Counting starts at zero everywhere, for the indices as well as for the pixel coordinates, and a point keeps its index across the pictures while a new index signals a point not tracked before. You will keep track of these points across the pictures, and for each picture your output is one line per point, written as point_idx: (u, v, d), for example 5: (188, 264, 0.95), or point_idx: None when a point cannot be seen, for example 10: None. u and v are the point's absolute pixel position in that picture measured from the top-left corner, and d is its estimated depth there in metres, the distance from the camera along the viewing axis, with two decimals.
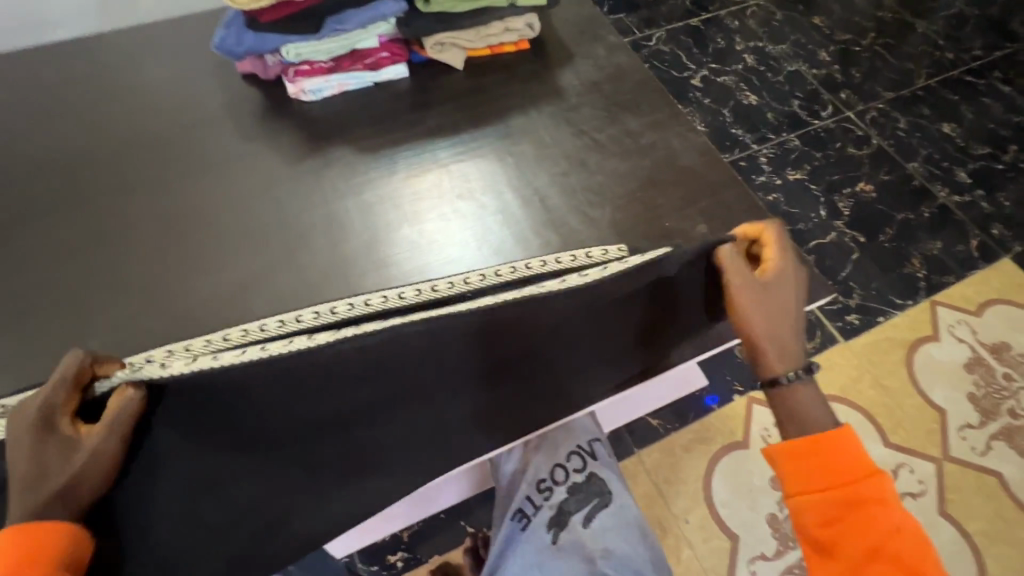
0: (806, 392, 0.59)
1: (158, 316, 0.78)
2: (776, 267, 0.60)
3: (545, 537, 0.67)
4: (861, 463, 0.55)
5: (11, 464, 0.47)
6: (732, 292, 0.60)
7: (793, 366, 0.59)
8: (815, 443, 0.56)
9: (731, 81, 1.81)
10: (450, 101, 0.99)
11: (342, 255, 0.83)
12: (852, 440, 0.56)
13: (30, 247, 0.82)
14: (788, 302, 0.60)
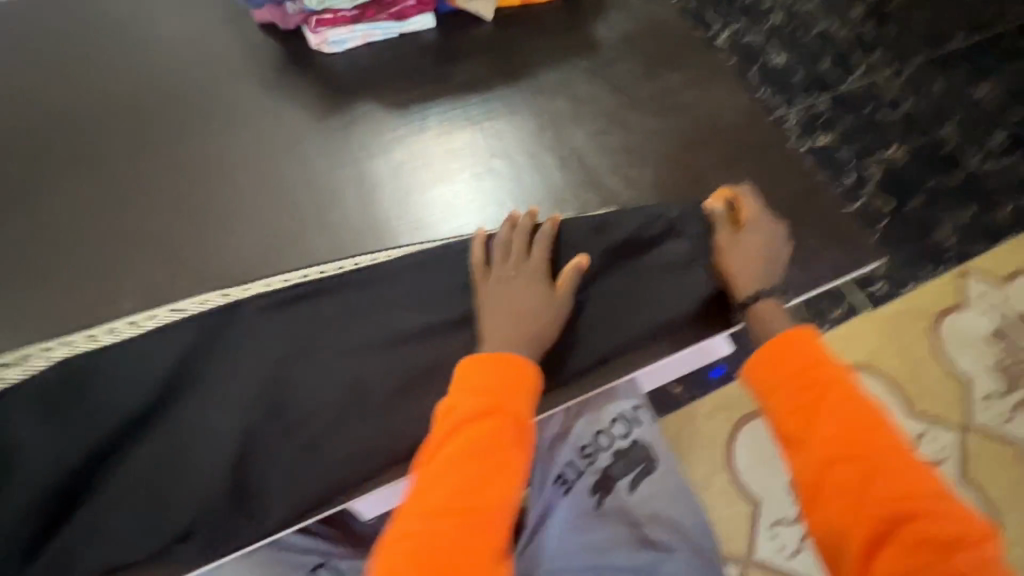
0: (770, 309, 0.67)
1: (185, 279, 0.75)
2: (752, 213, 0.72)
3: (589, 502, 0.67)
4: (814, 351, 0.63)
5: (537, 311, 0.64)
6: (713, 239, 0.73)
7: (757, 291, 0.68)
8: (777, 342, 0.63)
9: (760, 39, 1.73)
10: (480, 55, 0.93)
11: (372, 216, 0.80)
12: (808, 334, 0.64)
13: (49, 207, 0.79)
14: (760, 247, 0.70)
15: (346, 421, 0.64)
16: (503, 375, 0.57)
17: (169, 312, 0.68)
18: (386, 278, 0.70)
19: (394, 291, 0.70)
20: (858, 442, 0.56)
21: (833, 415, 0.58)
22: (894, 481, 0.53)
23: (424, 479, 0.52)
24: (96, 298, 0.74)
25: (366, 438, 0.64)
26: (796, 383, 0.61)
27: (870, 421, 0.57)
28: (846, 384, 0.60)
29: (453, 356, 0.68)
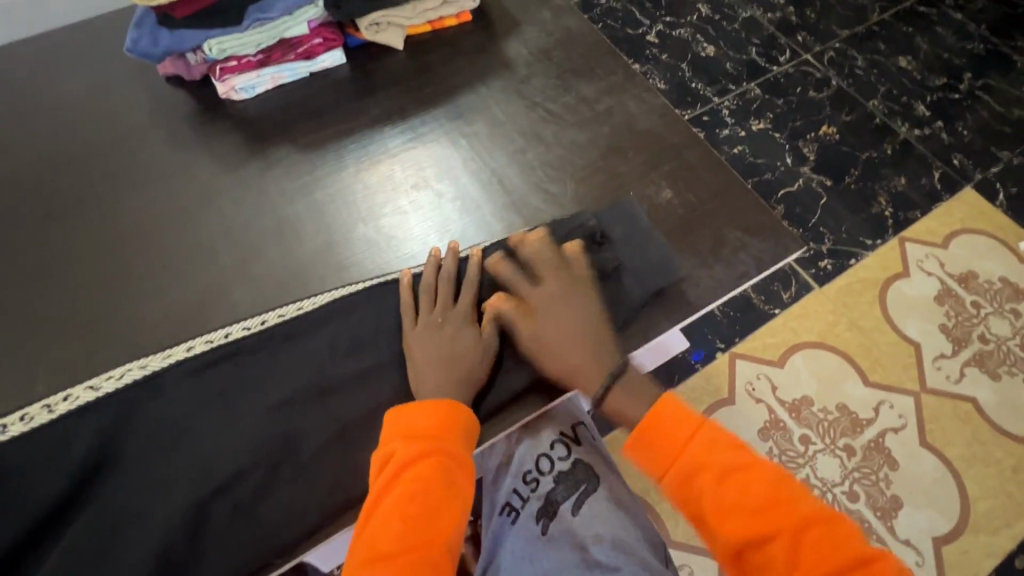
0: (628, 398, 0.66)
1: (106, 349, 0.73)
2: (544, 274, 0.69)
3: (534, 529, 0.65)
4: (681, 422, 0.62)
5: (471, 356, 0.65)
6: (519, 294, 0.69)
7: (599, 383, 0.66)
8: (644, 431, 0.62)
9: (686, 34, 1.76)
10: (393, 85, 0.93)
11: (297, 262, 0.79)
12: (669, 404, 0.63)
13: None
14: (560, 316, 0.67)
15: (275, 476, 0.62)
16: (441, 418, 0.60)
17: (86, 390, 0.63)
18: (310, 326, 0.69)
19: (317, 339, 0.68)
20: (742, 494, 0.57)
21: (717, 479, 0.58)
22: (782, 535, 0.54)
23: (371, 530, 0.55)
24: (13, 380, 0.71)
25: (299, 495, 0.62)
26: (685, 477, 0.59)
27: (744, 480, 0.57)
28: (720, 453, 0.59)
29: (384, 399, 0.66)
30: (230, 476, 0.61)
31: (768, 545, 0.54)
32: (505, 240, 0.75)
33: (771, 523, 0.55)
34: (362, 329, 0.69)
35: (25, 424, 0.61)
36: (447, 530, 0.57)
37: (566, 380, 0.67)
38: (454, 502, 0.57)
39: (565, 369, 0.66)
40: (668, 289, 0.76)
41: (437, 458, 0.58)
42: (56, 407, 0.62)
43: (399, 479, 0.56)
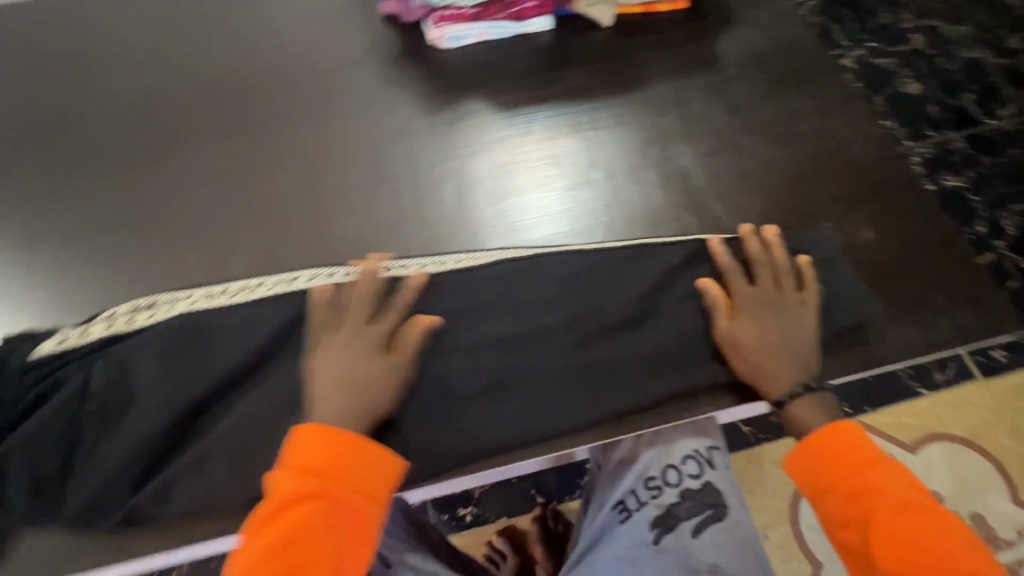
0: (809, 411, 0.62)
1: (290, 251, 0.78)
2: (762, 274, 0.66)
3: (646, 535, 0.64)
4: (863, 450, 0.59)
5: (374, 383, 0.60)
6: (730, 285, 0.66)
7: (782, 392, 0.63)
8: (817, 443, 0.60)
9: (891, 64, 1.54)
10: (593, 61, 0.91)
11: (469, 214, 0.80)
12: (853, 429, 0.60)
13: (176, 165, 0.84)
14: (766, 325, 0.64)
15: (425, 412, 0.64)
16: (336, 451, 0.57)
17: (285, 280, 0.72)
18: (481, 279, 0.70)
19: (485, 292, 0.70)
20: (917, 537, 0.54)
21: (892, 514, 0.55)
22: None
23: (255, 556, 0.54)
24: (211, 259, 0.78)
25: (443, 434, 0.64)
26: (850, 495, 0.57)
27: (919, 518, 0.55)
28: (897, 489, 0.57)
29: (534, 367, 0.66)
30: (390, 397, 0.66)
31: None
32: (680, 242, 0.72)
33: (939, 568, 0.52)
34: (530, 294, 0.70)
35: (231, 299, 0.71)
36: None
37: (753, 381, 0.64)
38: (323, 547, 0.54)
39: (759, 369, 0.63)
40: (850, 338, 0.70)
41: (321, 497, 0.55)
42: (257, 293, 0.71)
43: (295, 510, 0.54)
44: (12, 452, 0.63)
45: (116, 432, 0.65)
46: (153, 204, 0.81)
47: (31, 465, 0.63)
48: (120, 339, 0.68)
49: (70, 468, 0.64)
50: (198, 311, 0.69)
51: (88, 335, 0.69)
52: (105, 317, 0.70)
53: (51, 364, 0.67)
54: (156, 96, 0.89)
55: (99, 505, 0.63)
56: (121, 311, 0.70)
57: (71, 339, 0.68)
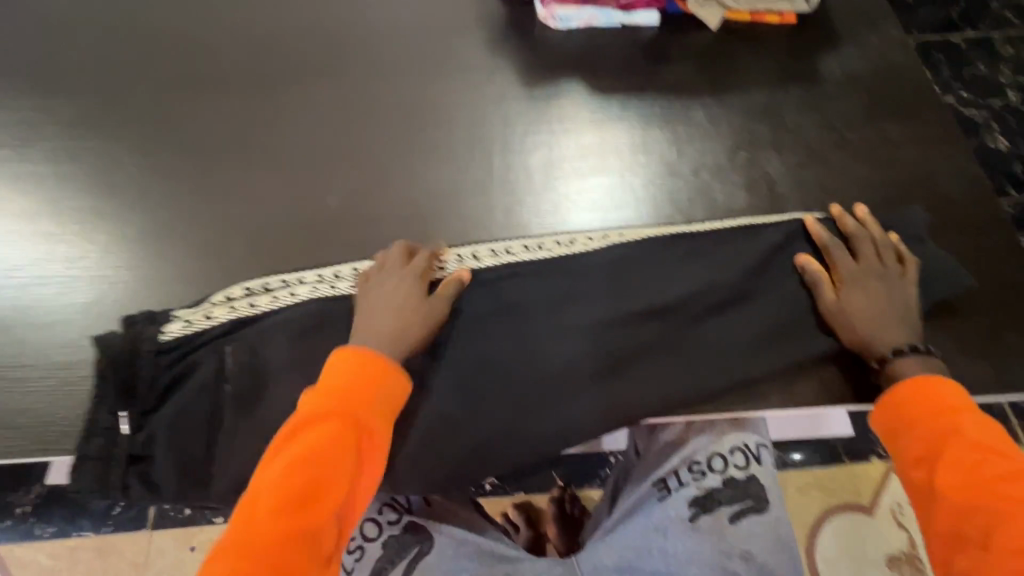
0: (915, 364, 0.63)
1: (380, 194, 0.82)
2: (863, 248, 0.70)
3: (683, 513, 0.66)
4: (952, 397, 0.59)
5: (405, 328, 0.65)
6: (833, 259, 0.70)
7: (887, 350, 0.65)
8: (908, 384, 0.61)
9: (980, 116, 1.51)
10: (694, 61, 0.93)
11: (555, 186, 0.83)
12: (945, 380, 0.60)
13: (286, 100, 0.89)
14: (875, 294, 0.67)
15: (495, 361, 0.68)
16: (357, 374, 0.61)
17: None
18: (564, 249, 0.74)
19: (564, 262, 0.73)
20: (993, 484, 0.53)
21: (965, 454, 0.55)
22: (1008, 518, 0.50)
23: (278, 463, 0.57)
24: (309, 190, 0.83)
25: (507, 384, 0.68)
26: (925, 431, 0.58)
27: (996, 459, 0.54)
28: (986, 437, 0.56)
29: (603, 337, 0.69)
30: (464, 341, 0.69)
31: (982, 519, 0.51)
32: (778, 223, 0.75)
33: (1009, 508, 0.51)
34: (607, 270, 0.73)
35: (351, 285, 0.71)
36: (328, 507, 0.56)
37: (858, 347, 0.67)
38: (347, 460, 0.58)
39: (866, 336, 0.66)
40: None
41: (356, 410, 0.59)
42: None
43: (323, 421, 0.58)
44: (160, 435, 0.64)
45: (202, 355, 0.66)
46: (262, 133, 0.87)
47: (168, 433, 0.64)
48: (246, 323, 0.68)
49: (208, 442, 0.65)
50: (318, 299, 0.70)
51: (212, 320, 0.68)
52: (223, 300, 0.69)
53: (180, 345, 0.66)
54: (275, 35, 0.95)
55: (183, 429, 0.65)
56: (240, 298, 0.69)
57: (197, 323, 0.67)
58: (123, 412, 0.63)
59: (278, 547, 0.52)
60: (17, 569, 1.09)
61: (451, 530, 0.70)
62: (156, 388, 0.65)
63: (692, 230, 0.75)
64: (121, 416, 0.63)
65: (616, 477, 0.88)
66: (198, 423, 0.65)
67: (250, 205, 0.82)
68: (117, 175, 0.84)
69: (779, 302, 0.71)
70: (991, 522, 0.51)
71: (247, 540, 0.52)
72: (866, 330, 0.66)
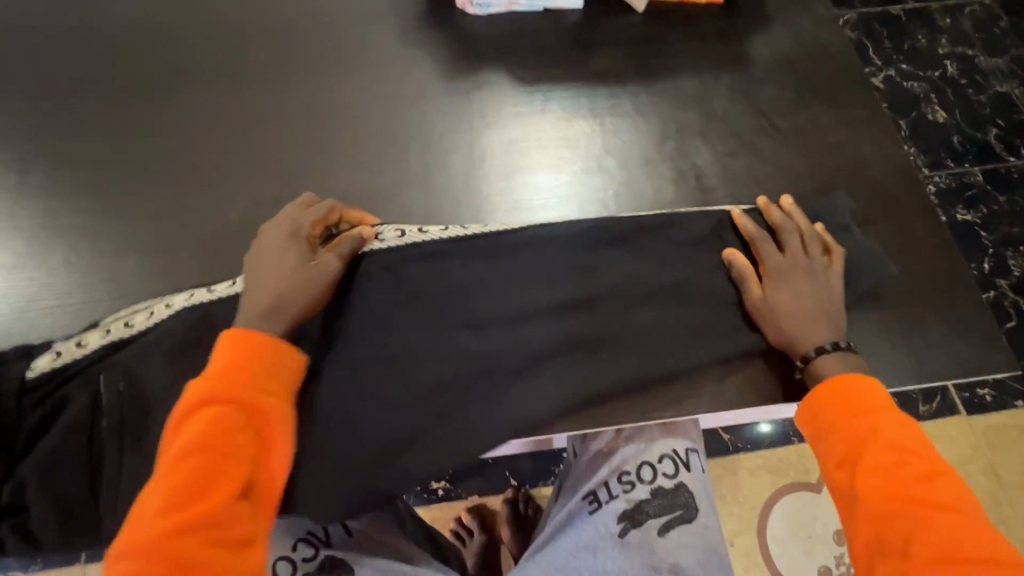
0: (837, 362, 0.61)
1: (287, 204, 0.76)
2: (790, 241, 0.68)
3: (612, 528, 0.64)
4: (872, 396, 0.57)
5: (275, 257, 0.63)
6: (760, 256, 0.67)
7: (809, 350, 0.62)
8: (828, 383, 0.58)
9: (919, 89, 1.51)
10: (620, 46, 0.89)
11: (476, 187, 0.78)
12: (867, 378, 0.58)
13: (179, 103, 0.81)
14: (800, 289, 0.64)
15: (410, 380, 0.63)
16: (245, 350, 0.57)
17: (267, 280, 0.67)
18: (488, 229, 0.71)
19: (482, 273, 0.69)
20: (910, 490, 0.51)
21: (884, 459, 0.53)
22: (923, 521, 0.50)
23: (168, 461, 0.53)
24: (206, 203, 0.76)
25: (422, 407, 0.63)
26: (844, 435, 0.56)
27: (910, 459, 0.53)
28: (904, 436, 0.54)
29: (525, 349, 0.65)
30: (376, 360, 0.64)
31: (902, 523, 0.50)
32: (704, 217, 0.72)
33: (925, 509, 0.50)
34: (528, 277, 0.69)
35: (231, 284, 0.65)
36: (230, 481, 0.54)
37: (784, 346, 0.64)
38: (246, 445, 0.55)
39: (789, 336, 0.64)
40: None
41: (242, 397, 0.56)
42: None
43: (209, 412, 0.55)
44: (31, 479, 0.56)
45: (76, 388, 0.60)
46: (152, 140, 0.79)
47: (44, 476, 0.57)
48: (124, 344, 0.62)
49: (92, 480, 0.58)
50: (200, 303, 0.63)
51: (85, 346, 0.61)
52: (99, 324, 0.63)
53: (53, 378, 0.60)
54: (165, 31, 0.86)
55: (59, 473, 0.57)
56: (115, 318, 0.63)
57: (68, 352, 0.61)
58: None
59: (187, 541, 0.50)
60: None
61: (373, 563, 0.65)
62: (25, 428, 0.58)
63: (618, 220, 0.72)
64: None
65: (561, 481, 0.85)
66: (76, 464, 0.58)
67: (141, 222, 0.74)
68: None
69: (706, 300, 0.68)
70: (910, 526, 0.50)
71: (154, 541, 0.50)
72: (790, 328, 0.64)
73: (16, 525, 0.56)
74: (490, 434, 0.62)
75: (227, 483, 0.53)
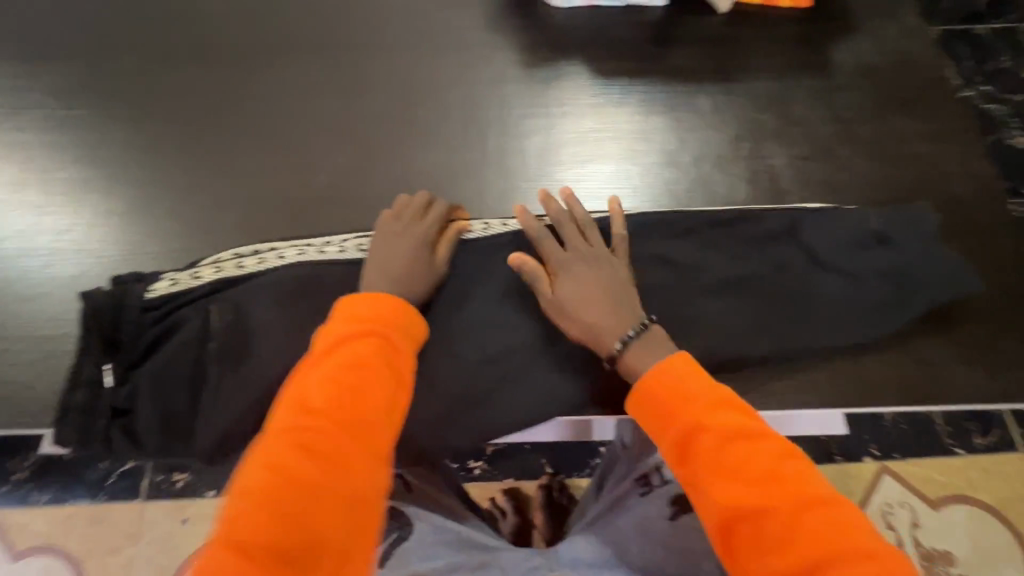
0: (639, 349, 0.61)
1: (371, 175, 0.81)
2: (568, 230, 0.68)
3: (664, 510, 0.65)
4: (688, 384, 0.57)
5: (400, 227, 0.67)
6: (544, 253, 0.68)
7: (616, 344, 0.62)
8: (647, 383, 0.59)
9: (999, 112, 1.46)
10: (701, 45, 0.89)
11: (550, 172, 0.81)
12: (682, 363, 0.59)
13: (276, 74, 0.86)
14: (564, 262, 0.66)
15: (479, 348, 0.67)
16: (381, 303, 0.59)
17: (355, 246, 0.71)
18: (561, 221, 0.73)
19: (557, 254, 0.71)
20: (720, 477, 0.52)
21: (701, 450, 0.53)
22: (792, 522, 0.48)
23: (304, 386, 0.52)
24: (297, 169, 0.81)
25: (489, 374, 0.66)
26: (683, 429, 0.55)
27: (745, 446, 0.53)
28: (732, 432, 0.54)
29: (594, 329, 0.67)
30: (448, 328, 0.67)
31: (773, 525, 0.48)
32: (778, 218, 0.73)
33: (768, 500, 0.49)
34: None
35: (337, 251, 0.70)
36: (372, 407, 0.52)
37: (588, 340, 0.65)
38: (376, 373, 0.53)
39: (595, 328, 0.64)
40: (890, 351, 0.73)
41: (368, 335, 0.56)
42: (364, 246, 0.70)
43: (344, 347, 0.54)
44: (141, 390, 0.62)
45: (186, 315, 0.65)
46: (252, 107, 0.84)
47: (153, 389, 0.62)
48: (231, 283, 0.66)
49: (190, 400, 0.63)
50: (305, 260, 0.69)
51: (199, 279, 0.67)
52: (212, 263, 0.69)
53: (165, 301, 0.65)
54: (267, 7, 0.92)
55: (163, 391, 0.62)
56: (228, 262, 0.69)
57: (184, 282, 0.66)
58: (107, 363, 0.62)
59: (317, 450, 0.48)
60: (13, 533, 1.12)
61: (431, 518, 0.69)
62: (137, 343, 0.63)
63: (689, 217, 0.73)
64: (106, 366, 0.62)
65: (608, 463, 0.89)
66: (178, 385, 0.62)
67: (237, 181, 0.80)
68: (102, 146, 0.82)
69: (770, 297, 0.70)
70: (751, 516, 0.49)
71: (284, 449, 0.47)
72: (583, 321, 0.64)
73: (120, 427, 0.61)
74: (549, 407, 0.65)
75: (360, 406, 0.51)
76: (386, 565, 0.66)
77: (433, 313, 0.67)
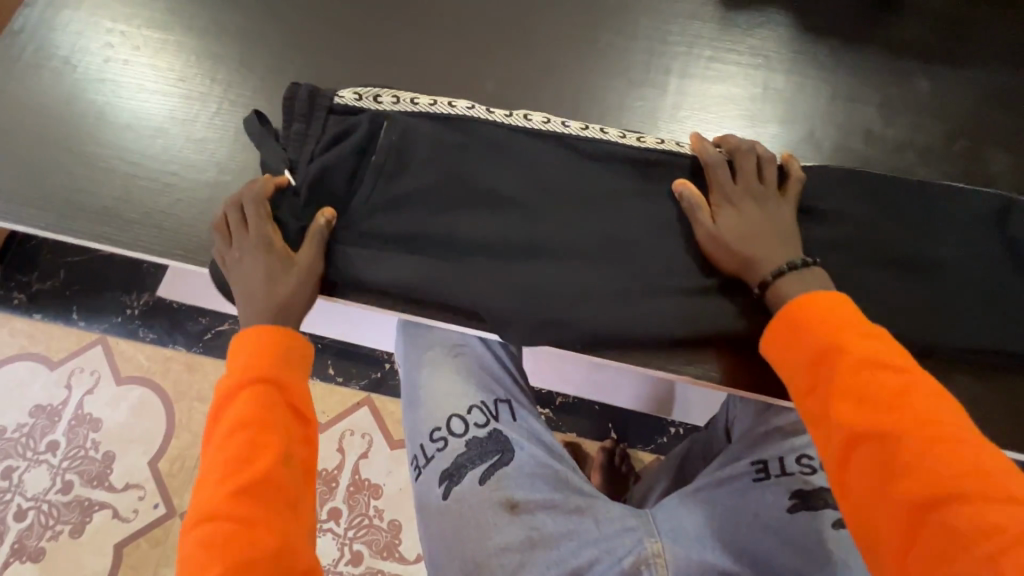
0: (798, 283, 0.57)
1: (541, 92, 0.77)
2: (744, 164, 0.62)
3: (783, 501, 0.63)
4: (834, 311, 0.53)
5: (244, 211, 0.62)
6: (710, 177, 0.62)
7: (765, 274, 0.58)
8: (789, 307, 0.55)
9: None
10: (931, 18, 0.77)
11: (730, 127, 0.74)
12: (835, 297, 0.54)
13: None
14: (732, 195, 0.61)
15: (630, 289, 0.64)
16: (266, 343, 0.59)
17: (522, 117, 0.69)
18: None
19: None
20: (856, 407, 0.48)
21: (842, 380, 0.50)
22: (933, 448, 0.45)
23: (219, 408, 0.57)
24: (469, 69, 0.78)
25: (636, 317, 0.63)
26: (818, 348, 0.52)
27: (890, 372, 0.49)
28: (877, 367, 0.49)
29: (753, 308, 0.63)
30: (602, 262, 0.65)
31: (903, 449, 0.46)
32: (987, 228, 0.65)
33: (908, 425, 0.46)
34: None
35: (505, 116, 0.69)
36: (255, 394, 0.56)
37: (738, 271, 0.61)
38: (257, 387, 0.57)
39: (746, 260, 0.59)
40: None
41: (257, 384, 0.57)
42: (527, 146, 0.68)
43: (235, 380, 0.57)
44: (309, 169, 0.65)
45: (352, 132, 0.67)
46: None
47: (318, 171, 0.65)
48: (408, 117, 0.68)
49: (347, 194, 0.67)
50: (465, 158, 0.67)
51: (380, 105, 0.69)
52: (388, 93, 0.70)
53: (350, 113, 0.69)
54: None
55: (327, 176, 0.66)
56: (404, 94, 0.70)
57: (366, 102, 0.69)
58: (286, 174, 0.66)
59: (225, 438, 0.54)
60: (119, 360, 1.22)
61: (532, 449, 0.71)
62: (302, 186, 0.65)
63: (887, 204, 0.66)
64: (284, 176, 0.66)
65: (687, 456, 0.86)
66: (340, 174, 0.66)
67: (405, 70, 0.78)
68: (280, 8, 0.81)
69: (963, 313, 0.63)
70: (885, 440, 0.46)
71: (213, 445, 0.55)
72: (742, 253, 0.59)
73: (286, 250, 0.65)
74: (685, 373, 0.64)
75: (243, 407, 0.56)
76: (486, 483, 0.67)
77: (588, 244, 0.65)
